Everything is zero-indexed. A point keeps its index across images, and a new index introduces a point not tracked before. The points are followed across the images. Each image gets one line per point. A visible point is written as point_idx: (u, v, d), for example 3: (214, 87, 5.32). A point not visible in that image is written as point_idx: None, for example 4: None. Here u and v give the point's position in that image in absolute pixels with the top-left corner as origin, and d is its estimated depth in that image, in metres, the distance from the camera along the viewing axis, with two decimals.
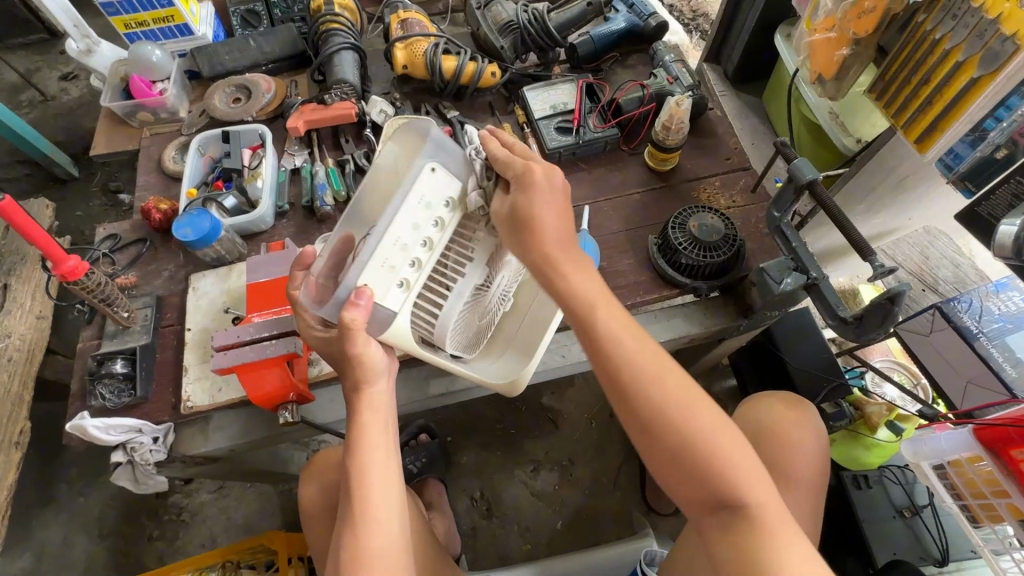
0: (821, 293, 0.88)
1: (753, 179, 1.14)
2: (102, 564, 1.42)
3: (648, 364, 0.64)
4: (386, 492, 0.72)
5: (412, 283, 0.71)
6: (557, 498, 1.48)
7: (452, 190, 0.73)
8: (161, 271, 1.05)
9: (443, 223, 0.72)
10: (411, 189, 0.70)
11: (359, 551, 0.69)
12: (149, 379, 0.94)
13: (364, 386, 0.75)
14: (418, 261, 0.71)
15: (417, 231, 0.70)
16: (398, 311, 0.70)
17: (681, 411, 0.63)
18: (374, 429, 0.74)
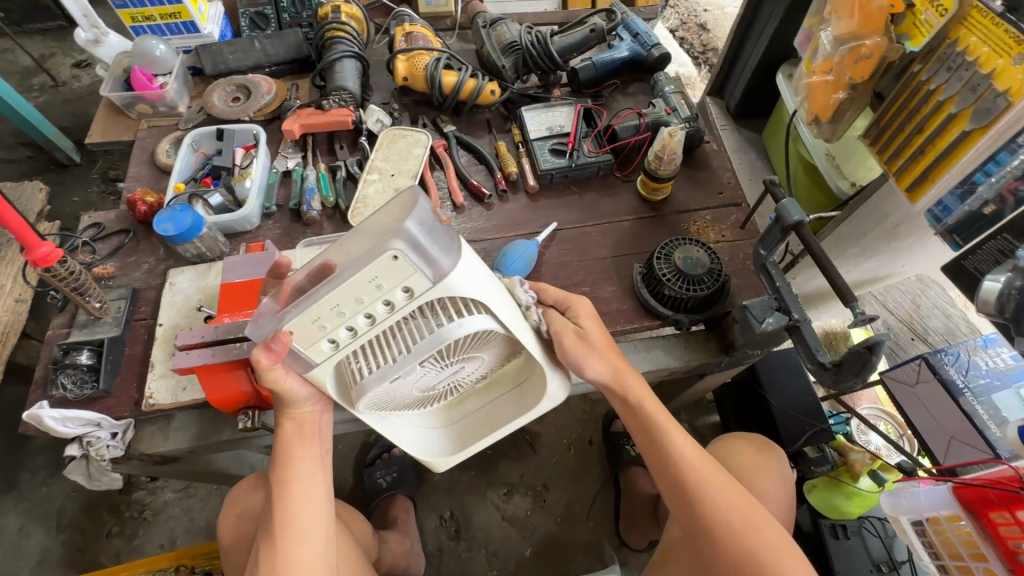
0: (802, 335, 0.86)
1: (744, 215, 1.13)
2: (56, 558, 1.38)
3: (677, 449, 0.78)
4: (305, 509, 0.78)
5: (342, 343, 0.67)
6: (528, 525, 1.44)
7: (411, 280, 0.61)
8: (140, 263, 1.05)
9: (392, 305, 0.64)
10: (365, 268, 0.60)
11: (275, 560, 0.75)
12: (114, 372, 0.92)
13: (291, 410, 0.80)
14: (353, 329, 0.66)
15: (357, 305, 0.62)
16: (321, 359, 0.69)
17: (706, 483, 0.76)
18: (298, 444, 0.80)
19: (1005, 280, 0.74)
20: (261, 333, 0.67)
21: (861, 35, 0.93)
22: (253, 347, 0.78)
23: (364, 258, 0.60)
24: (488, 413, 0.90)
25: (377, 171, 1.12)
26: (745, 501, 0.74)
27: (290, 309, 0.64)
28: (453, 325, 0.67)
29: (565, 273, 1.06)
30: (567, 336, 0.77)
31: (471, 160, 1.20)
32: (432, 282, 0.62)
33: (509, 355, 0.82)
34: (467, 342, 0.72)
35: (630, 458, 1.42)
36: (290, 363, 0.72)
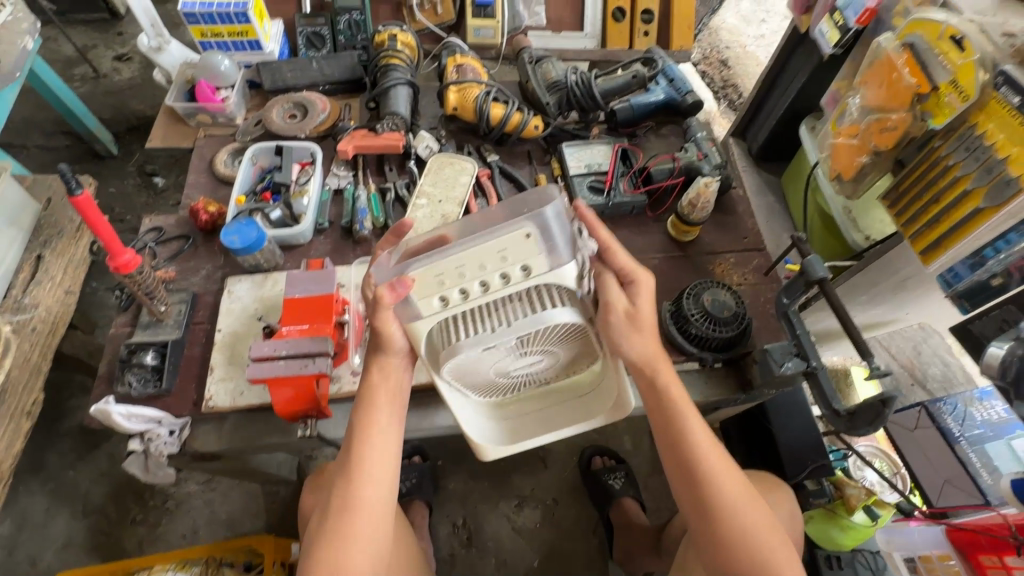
0: (819, 381, 0.94)
1: (766, 261, 1.21)
2: (79, 542, 1.42)
3: (704, 445, 0.86)
4: (381, 455, 0.87)
5: (451, 303, 0.77)
6: (537, 537, 1.51)
7: (534, 260, 0.75)
8: (199, 269, 1.11)
9: (508, 279, 0.76)
10: (501, 240, 0.74)
11: (350, 500, 0.84)
12: (174, 373, 0.98)
13: (383, 357, 0.89)
14: (467, 292, 0.77)
15: (481, 271, 0.75)
16: (428, 314, 0.79)
17: (723, 479, 0.84)
18: (379, 399, 0.88)
19: (1008, 348, 0.80)
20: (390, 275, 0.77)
21: (889, 108, 1.02)
22: (320, 363, 0.86)
23: (501, 232, 0.74)
24: (544, 414, 1.00)
25: (426, 196, 1.19)
26: (742, 482, 0.86)
27: (423, 260, 0.76)
28: (553, 311, 0.79)
29: None
30: (616, 309, 0.85)
31: (512, 190, 1.27)
32: (549, 267, 0.76)
33: (579, 362, 0.96)
34: (550, 336, 0.84)
35: (617, 492, 1.48)
36: (397, 314, 0.81)
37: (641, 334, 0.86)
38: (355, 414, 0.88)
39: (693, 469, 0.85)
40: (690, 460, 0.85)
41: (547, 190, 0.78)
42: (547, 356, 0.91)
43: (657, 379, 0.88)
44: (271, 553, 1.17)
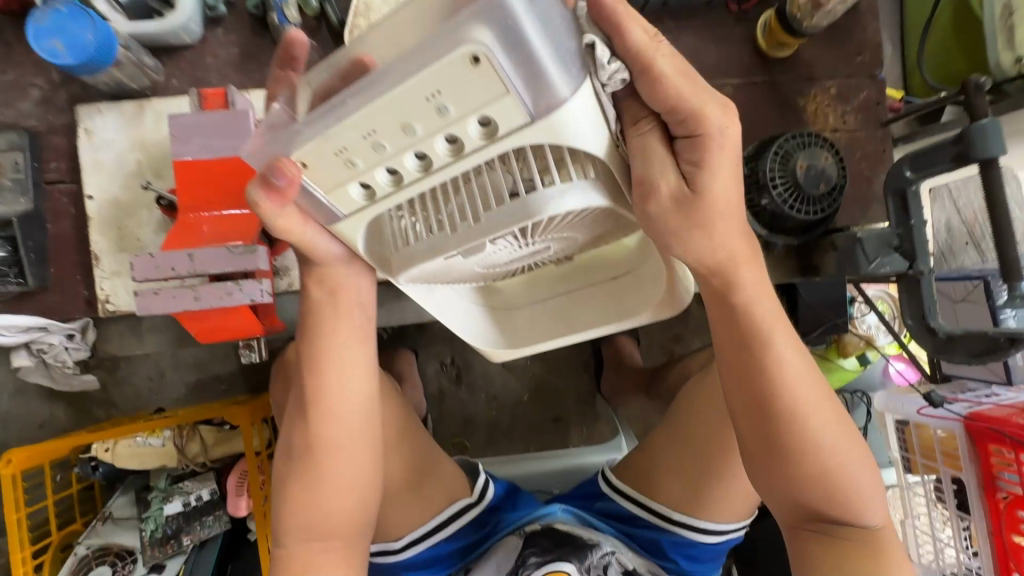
0: (917, 289, 0.73)
1: (880, 93, 0.85)
2: (33, 389, 1.30)
3: (798, 385, 0.58)
4: (341, 391, 0.61)
5: (379, 192, 0.47)
6: (528, 373, 1.47)
7: (496, 106, 0.40)
8: (25, 88, 0.69)
9: (457, 142, 0.43)
10: (422, 74, 0.38)
11: (309, 444, 0.61)
12: (43, 261, 0.68)
13: (319, 268, 0.58)
14: (397, 177, 0.46)
15: (408, 138, 0.42)
16: (350, 212, 0.50)
17: (811, 416, 0.58)
18: (328, 322, 0.60)
19: None
20: (261, 163, 0.47)
21: None
22: (254, 289, 0.56)
23: (414, 58, 0.38)
24: (565, 303, 0.71)
25: None
26: (841, 432, 0.60)
27: (307, 131, 0.43)
28: (554, 193, 0.46)
29: None
30: (660, 194, 0.51)
31: None
32: (525, 117, 0.41)
33: (611, 236, 0.63)
34: (571, 222, 0.54)
35: (613, 329, 1.39)
36: (307, 211, 0.52)
37: (706, 234, 0.53)
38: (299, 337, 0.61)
39: (780, 418, 0.59)
40: (771, 411, 0.59)
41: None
42: (558, 242, 0.59)
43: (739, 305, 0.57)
44: (247, 422, 1.03)
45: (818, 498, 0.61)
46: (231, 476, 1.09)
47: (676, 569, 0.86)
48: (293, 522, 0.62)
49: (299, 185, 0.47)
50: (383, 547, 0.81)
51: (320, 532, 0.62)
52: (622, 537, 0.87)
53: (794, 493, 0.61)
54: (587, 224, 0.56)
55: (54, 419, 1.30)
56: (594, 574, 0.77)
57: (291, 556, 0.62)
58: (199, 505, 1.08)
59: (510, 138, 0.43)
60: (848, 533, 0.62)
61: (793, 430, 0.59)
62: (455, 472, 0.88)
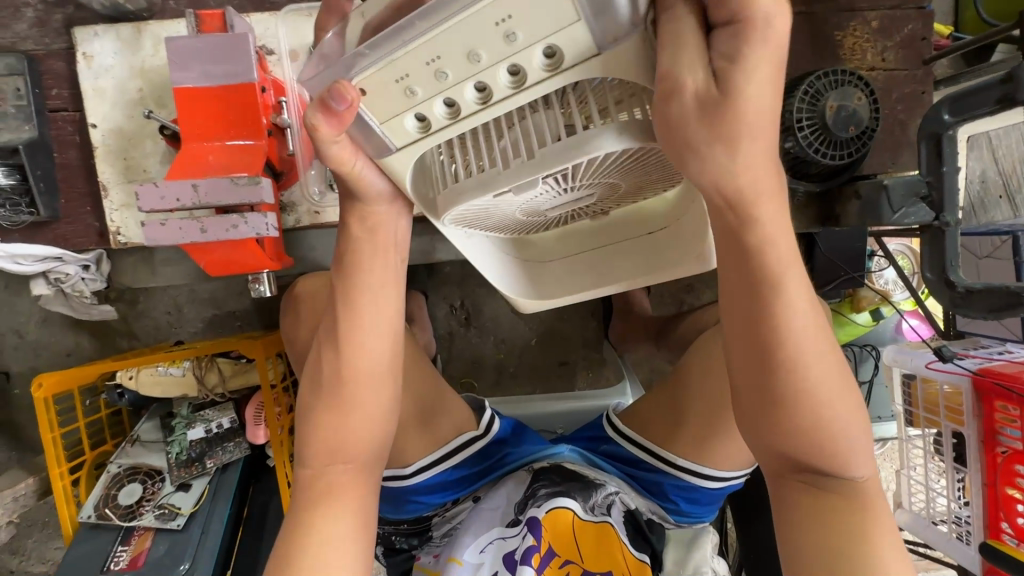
0: (941, 240, 0.70)
1: (925, 27, 0.79)
2: (58, 319, 1.34)
3: (803, 320, 0.50)
4: (378, 325, 0.62)
5: (434, 124, 0.49)
6: (536, 318, 1.49)
7: (562, 34, 0.42)
8: (21, 8, 0.67)
9: (518, 74, 0.45)
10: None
11: (340, 373, 0.62)
12: (52, 190, 0.68)
13: (359, 203, 0.58)
14: (456, 109, 0.48)
15: (469, 66, 0.44)
16: (400, 143, 0.52)
17: (820, 368, 0.51)
18: (364, 258, 0.60)
19: None
20: (317, 90, 0.47)
21: None
22: (258, 223, 0.56)
23: None
24: (595, 260, 0.71)
25: None
26: (847, 389, 0.53)
27: (367, 51, 0.44)
28: (603, 133, 0.48)
29: None
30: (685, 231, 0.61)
31: None
32: (592, 48, 0.43)
33: (652, 186, 0.62)
34: (615, 164, 0.53)
35: None
36: (355, 143, 0.52)
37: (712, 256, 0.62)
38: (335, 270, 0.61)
39: (779, 356, 0.50)
40: (772, 342, 0.50)
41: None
42: (601, 191, 0.59)
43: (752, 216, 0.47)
44: (262, 356, 1.06)
45: (815, 444, 0.53)
46: (249, 406, 1.15)
47: (675, 510, 0.89)
48: (321, 445, 0.63)
49: (355, 113, 0.47)
50: (397, 472, 0.84)
51: (345, 455, 0.64)
52: (626, 478, 0.90)
53: (790, 451, 0.54)
54: (631, 171, 0.56)
55: (80, 348, 1.35)
56: (598, 512, 0.81)
57: (316, 477, 0.64)
58: (221, 432, 1.14)
59: (572, 70, 0.45)
60: (840, 488, 0.55)
61: (796, 379, 0.51)
62: (465, 409, 0.92)
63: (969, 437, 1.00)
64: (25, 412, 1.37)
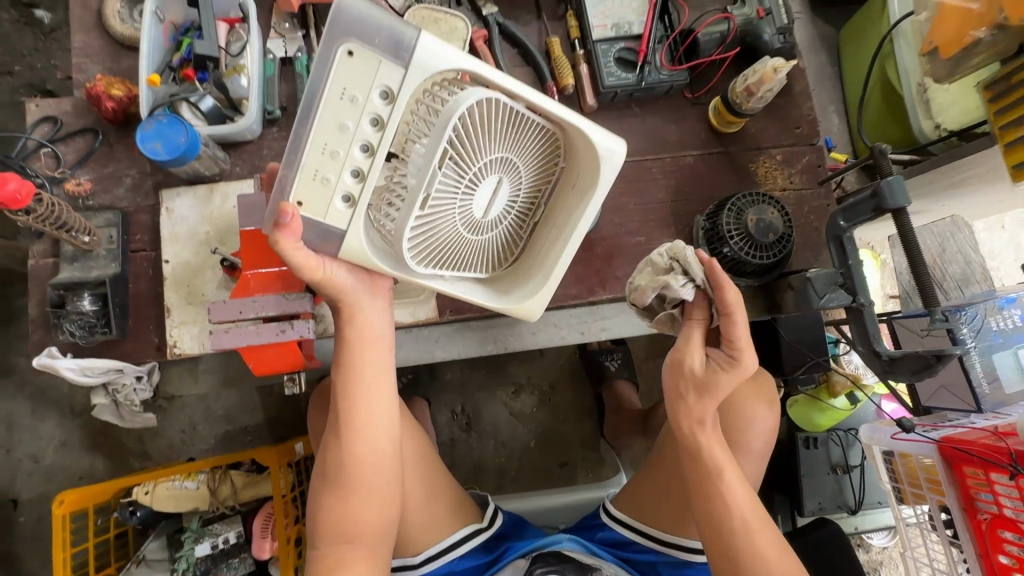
0: (861, 318, 0.84)
1: (818, 157, 1.02)
2: (77, 441, 1.40)
3: (745, 508, 0.71)
4: (372, 409, 0.72)
5: (355, 194, 0.64)
6: (533, 420, 1.56)
7: (381, 73, 0.60)
8: (121, 176, 0.87)
9: (379, 118, 0.61)
10: (329, 84, 0.60)
11: (342, 459, 0.71)
12: (124, 313, 0.82)
13: (346, 305, 0.72)
14: (358, 170, 0.63)
15: (345, 133, 0.61)
16: (345, 226, 0.65)
17: (755, 528, 0.71)
18: (356, 355, 0.73)
19: None
20: (267, 218, 0.63)
21: None
22: (301, 327, 0.73)
23: (316, 79, 0.60)
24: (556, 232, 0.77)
25: None
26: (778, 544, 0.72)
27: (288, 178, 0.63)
28: (453, 106, 0.60)
29: (620, 219, 0.96)
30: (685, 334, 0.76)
31: (515, 58, 0.98)
32: (401, 68, 0.60)
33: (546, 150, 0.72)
34: (489, 133, 0.64)
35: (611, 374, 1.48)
36: (317, 243, 0.67)
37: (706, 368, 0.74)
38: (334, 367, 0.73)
39: (713, 499, 0.72)
40: (719, 509, 0.71)
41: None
42: (508, 174, 0.69)
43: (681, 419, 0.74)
44: (276, 463, 1.12)
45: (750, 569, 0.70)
46: (257, 518, 1.17)
47: None
48: (327, 526, 0.71)
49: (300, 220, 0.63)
50: (404, 562, 0.88)
51: (348, 535, 0.71)
52: (621, 562, 0.92)
53: None
54: (512, 141, 0.67)
55: (93, 470, 1.39)
56: None
57: (325, 556, 0.71)
58: (226, 548, 1.17)
59: (404, 89, 0.60)
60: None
61: (734, 539, 0.71)
62: (469, 501, 0.97)
63: (952, 507, 1.04)
64: (26, 541, 1.36)
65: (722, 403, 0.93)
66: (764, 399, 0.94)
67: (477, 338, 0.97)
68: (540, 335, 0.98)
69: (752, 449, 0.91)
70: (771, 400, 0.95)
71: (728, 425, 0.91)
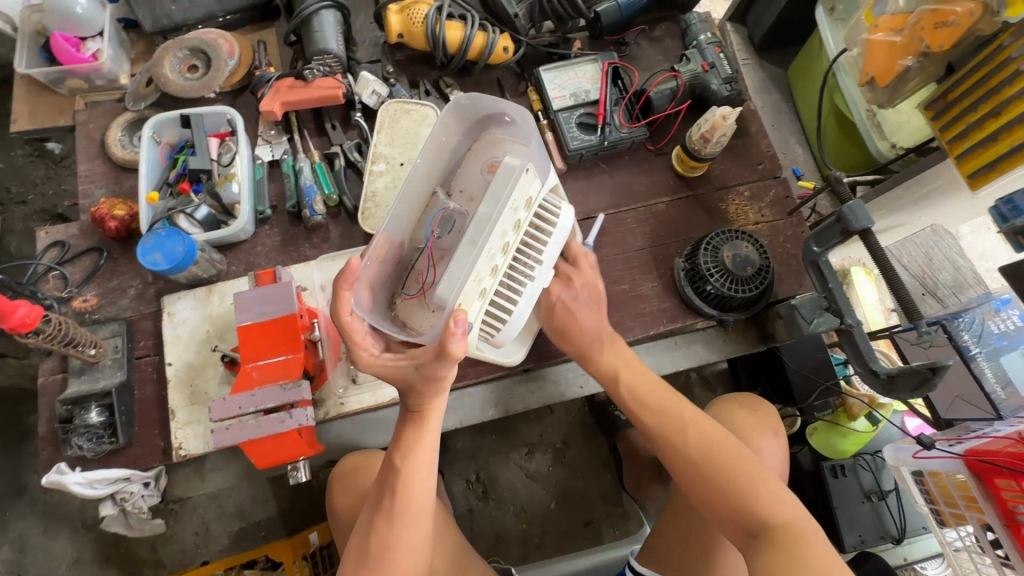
0: (853, 340, 0.84)
1: (784, 189, 1.06)
2: (89, 556, 1.36)
3: (672, 408, 0.83)
4: (425, 496, 0.73)
5: (488, 289, 0.72)
6: (551, 480, 1.51)
7: (533, 189, 0.74)
8: (125, 288, 0.92)
9: (520, 223, 0.74)
10: (507, 191, 0.70)
11: (388, 543, 0.70)
12: (130, 421, 0.84)
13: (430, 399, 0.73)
14: (496, 268, 0.72)
15: (502, 237, 0.71)
16: (476, 320, 0.72)
17: (683, 417, 0.82)
18: (413, 444, 0.73)
19: None
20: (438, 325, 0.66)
21: None
22: (298, 416, 0.74)
23: (501, 190, 0.70)
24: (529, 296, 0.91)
25: (384, 159, 0.96)
26: (713, 427, 0.80)
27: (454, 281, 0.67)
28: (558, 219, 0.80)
29: (603, 270, 0.99)
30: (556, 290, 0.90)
31: None
32: (542, 186, 0.76)
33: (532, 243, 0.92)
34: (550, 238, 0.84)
35: (623, 423, 1.48)
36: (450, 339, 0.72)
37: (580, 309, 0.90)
38: (392, 447, 0.73)
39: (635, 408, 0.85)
40: (642, 412, 0.85)
41: (466, 96, 0.75)
42: None
43: (619, 378, 0.86)
44: (289, 556, 1.13)
45: (723, 499, 0.74)
46: None
47: None
48: None
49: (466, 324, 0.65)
50: None
51: None
52: None
53: (694, 479, 0.77)
54: None
55: None
56: None
57: None
58: None
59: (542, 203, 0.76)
60: (774, 531, 0.69)
61: (672, 438, 0.81)
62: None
63: (993, 524, 1.00)
64: None
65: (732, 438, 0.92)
66: (768, 429, 0.94)
67: (478, 404, 0.98)
68: (539, 393, 0.99)
69: None
70: (776, 430, 0.95)
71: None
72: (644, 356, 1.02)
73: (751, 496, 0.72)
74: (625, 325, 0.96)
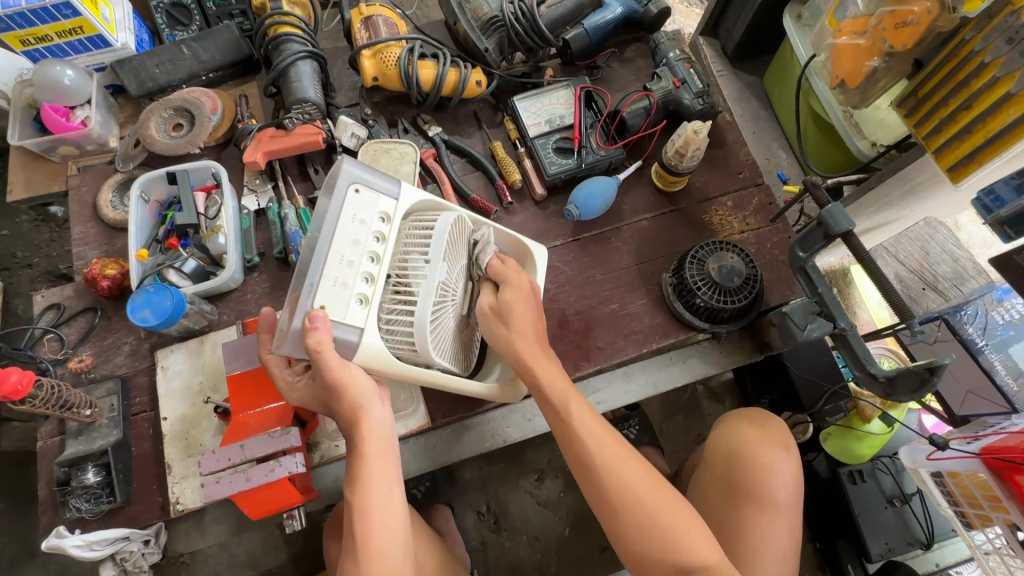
0: (849, 344, 0.81)
1: (767, 196, 1.06)
2: None
3: (583, 424, 0.73)
4: (389, 525, 0.70)
5: (369, 297, 0.71)
6: (563, 506, 1.48)
7: (381, 203, 0.74)
8: (120, 345, 0.93)
9: (381, 236, 0.73)
10: (341, 210, 0.71)
11: None
12: (127, 479, 0.84)
13: (361, 414, 0.71)
14: (370, 276, 0.71)
15: (357, 248, 0.71)
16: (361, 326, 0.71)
17: (597, 443, 0.72)
18: (358, 472, 0.70)
19: None
20: (291, 335, 0.66)
21: None
22: (288, 463, 0.73)
23: (332, 214, 0.71)
24: None
25: None
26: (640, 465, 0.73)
27: (307, 295, 0.68)
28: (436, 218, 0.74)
29: (591, 291, 0.99)
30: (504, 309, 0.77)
31: (464, 166, 1.07)
32: (395, 199, 0.76)
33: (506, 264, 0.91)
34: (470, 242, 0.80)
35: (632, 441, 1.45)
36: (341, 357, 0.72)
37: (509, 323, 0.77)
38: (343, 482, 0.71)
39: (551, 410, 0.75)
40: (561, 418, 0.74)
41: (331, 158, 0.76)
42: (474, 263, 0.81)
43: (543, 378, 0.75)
44: None
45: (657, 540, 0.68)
46: None
47: None
48: None
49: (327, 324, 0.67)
50: None
51: None
52: None
53: (623, 522, 0.70)
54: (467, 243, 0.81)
55: None
56: None
57: None
58: None
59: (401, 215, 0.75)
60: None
61: (595, 461, 0.72)
62: None
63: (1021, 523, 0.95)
64: None
65: (741, 455, 0.90)
66: (778, 444, 0.91)
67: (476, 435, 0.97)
68: None
69: (777, 500, 0.86)
70: (787, 444, 0.92)
71: (748, 479, 0.87)
72: (640, 375, 1.01)
73: (683, 545, 0.67)
74: (616, 344, 0.96)
